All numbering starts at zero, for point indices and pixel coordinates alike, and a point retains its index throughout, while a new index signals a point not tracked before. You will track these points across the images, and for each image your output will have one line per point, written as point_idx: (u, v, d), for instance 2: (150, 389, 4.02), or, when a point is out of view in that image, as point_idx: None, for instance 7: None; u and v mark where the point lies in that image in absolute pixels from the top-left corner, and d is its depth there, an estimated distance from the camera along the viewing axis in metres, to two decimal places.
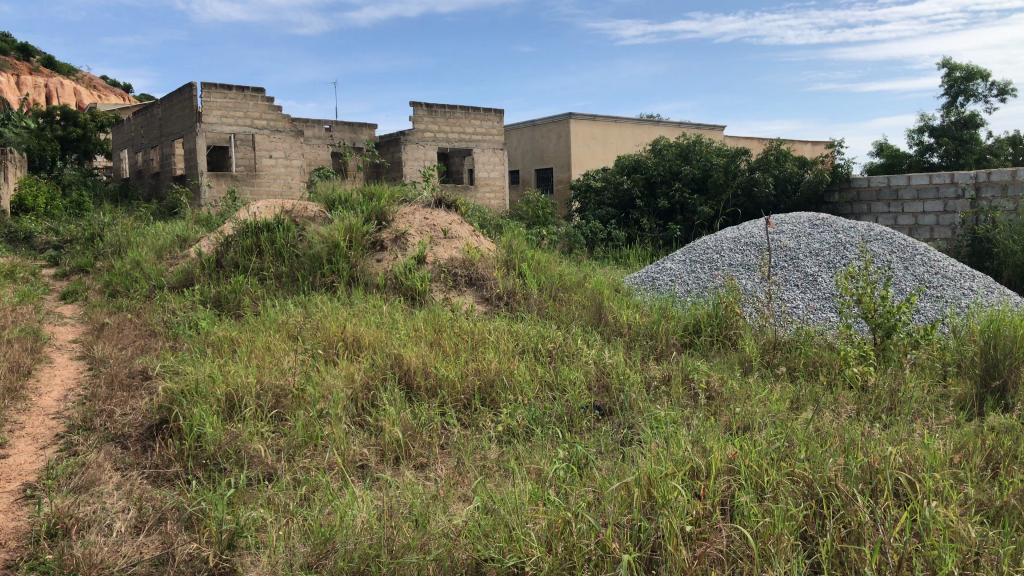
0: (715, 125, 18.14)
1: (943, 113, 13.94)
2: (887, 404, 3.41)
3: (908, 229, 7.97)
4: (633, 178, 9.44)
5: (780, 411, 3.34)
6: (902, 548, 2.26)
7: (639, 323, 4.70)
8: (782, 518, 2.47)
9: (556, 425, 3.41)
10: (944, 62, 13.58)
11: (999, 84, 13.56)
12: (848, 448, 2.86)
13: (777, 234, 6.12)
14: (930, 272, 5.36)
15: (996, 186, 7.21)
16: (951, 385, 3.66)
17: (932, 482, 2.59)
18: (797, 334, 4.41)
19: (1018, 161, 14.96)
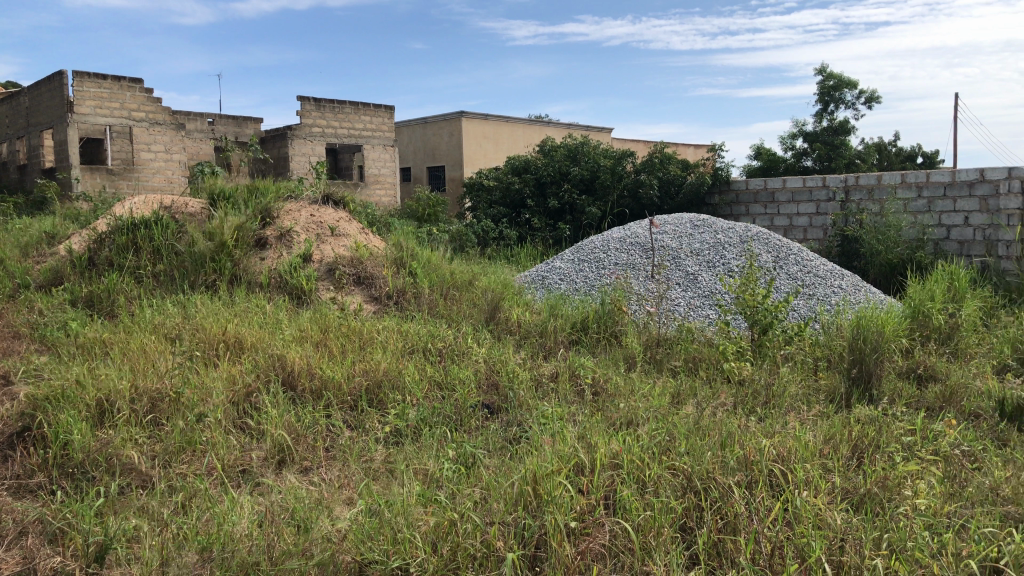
0: (603, 128, 18.52)
1: (816, 120, 14.61)
2: (763, 397, 3.53)
3: (783, 230, 8.26)
4: (524, 178, 9.51)
5: (661, 406, 3.43)
6: (774, 537, 2.35)
7: (527, 322, 4.73)
8: (661, 511, 2.54)
9: (444, 424, 3.39)
10: (816, 70, 14.24)
11: (866, 93, 14.33)
12: (726, 442, 2.96)
13: (661, 234, 6.27)
14: (803, 271, 5.61)
15: (864, 190, 7.58)
16: (822, 377, 3.83)
17: (803, 472, 2.71)
18: (679, 332, 4.53)
19: (883, 164, 15.84)
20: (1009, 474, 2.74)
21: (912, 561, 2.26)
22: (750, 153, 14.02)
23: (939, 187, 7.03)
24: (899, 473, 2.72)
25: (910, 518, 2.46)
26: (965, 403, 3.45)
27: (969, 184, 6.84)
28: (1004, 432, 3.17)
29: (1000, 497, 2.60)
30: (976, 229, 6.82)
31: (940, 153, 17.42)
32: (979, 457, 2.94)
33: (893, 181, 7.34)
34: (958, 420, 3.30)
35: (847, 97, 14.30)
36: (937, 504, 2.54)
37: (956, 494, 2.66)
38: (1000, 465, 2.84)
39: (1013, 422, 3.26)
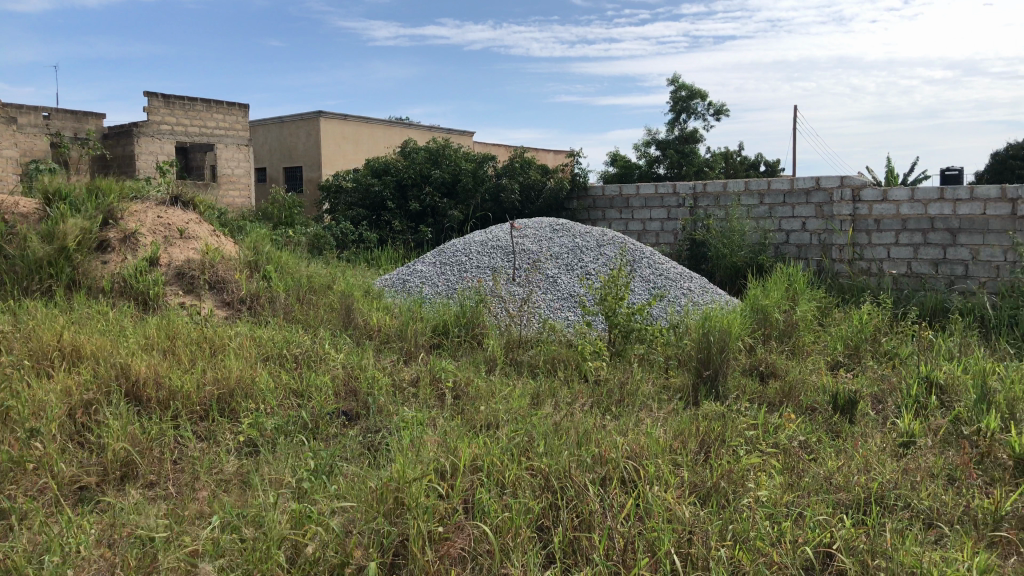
0: (464, 132, 18.62)
1: (668, 129, 15.18)
2: (617, 396, 3.64)
3: (637, 235, 8.44)
4: (384, 180, 9.35)
5: (521, 407, 3.47)
6: (627, 533, 2.43)
7: (388, 326, 4.68)
8: (519, 511, 2.57)
9: (300, 432, 3.31)
10: (669, 81, 14.80)
11: (715, 104, 15.02)
12: (582, 441, 3.03)
13: (521, 238, 6.33)
14: (656, 274, 5.81)
15: (711, 197, 7.84)
16: (673, 376, 3.97)
17: (654, 468, 2.81)
18: (539, 334, 4.58)
19: (729, 172, 16.68)
20: (840, 462, 2.93)
21: (755, 549, 2.38)
22: (606, 160, 14.41)
23: (779, 194, 7.35)
24: (742, 465, 2.85)
25: (753, 508, 2.59)
26: (802, 397, 3.66)
27: (806, 191, 7.18)
28: (836, 423, 3.39)
29: (832, 485, 2.78)
30: (813, 234, 7.16)
31: (778, 162, 18.57)
32: (814, 448, 3.13)
33: (737, 188, 7.64)
34: (796, 414, 3.50)
35: (696, 108, 14.95)
36: (776, 494, 2.68)
37: (794, 484, 2.81)
38: (832, 455, 3.03)
39: (843, 414, 3.49)
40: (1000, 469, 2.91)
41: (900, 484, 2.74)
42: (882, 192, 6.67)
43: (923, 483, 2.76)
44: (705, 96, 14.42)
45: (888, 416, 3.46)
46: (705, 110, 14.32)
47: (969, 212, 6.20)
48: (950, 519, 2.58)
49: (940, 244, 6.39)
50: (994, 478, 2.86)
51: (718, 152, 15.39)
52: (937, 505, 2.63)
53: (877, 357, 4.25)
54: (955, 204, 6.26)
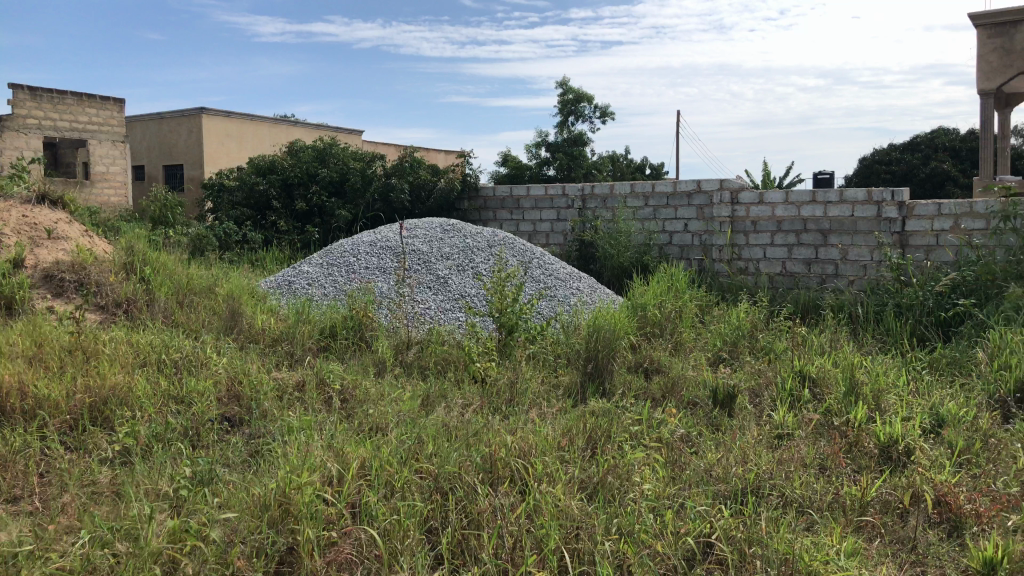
0: (353, 131, 18.37)
1: (557, 131, 15.38)
2: (507, 396, 3.66)
3: (527, 236, 8.48)
4: (269, 179, 9.10)
5: (410, 409, 3.44)
6: (516, 531, 2.44)
7: (274, 329, 4.56)
8: (407, 514, 2.54)
9: (179, 440, 3.18)
10: (556, 84, 14.98)
11: (601, 107, 15.32)
12: (470, 442, 3.03)
13: (411, 238, 6.27)
14: (546, 275, 5.87)
15: (599, 198, 7.97)
16: (562, 375, 4.01)
17: (542, 466, 2.84)
18: (428, 334, 4.55)
19: (616, 174, 17.03)
20: (720, 455, 3.03)
21: (639, 542, 2.44)
22: (496, 161, 14.48)
23: (663, 196, 7.53)
24: (627, 461, 2.92)
25: (637, 502, 2.65)
26: (684, 393, 3.77)
27: (688, 194, 7.38)
28: (716, 417, 3.51)
29: (712, 477, 2.87)
30: (694, 235, 7.35)
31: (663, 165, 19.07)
32: (695, 441, 3.23)
33: (623, 191, 7.79)
34: (678, 409, 3.61)
35: (584, 111, 15.21)
36: (660, 488, 2.75)
37: (677, 477, 2.89)
38: (712, 448, 3.14)
39: (723, 408, 3.62)
40: (867, 457, 3.07)
41: (776, 474, 2.85)
42: (759, 195, 6.92)
43: (797, 472, 2.88)
44: (592, 99, 14.68)
45: (764, 409, 3.60)
46: (590, 113, 14.56)
47: (839, 214, 6.52)
48: (820, 506, 2.71)
49: (812, 244, 6.68)
50: (861, 466, 3.01)
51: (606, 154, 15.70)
52: (810, 493, 2.75)
53: (754, 353, 4.42)
54: (825, 207, 6.57)
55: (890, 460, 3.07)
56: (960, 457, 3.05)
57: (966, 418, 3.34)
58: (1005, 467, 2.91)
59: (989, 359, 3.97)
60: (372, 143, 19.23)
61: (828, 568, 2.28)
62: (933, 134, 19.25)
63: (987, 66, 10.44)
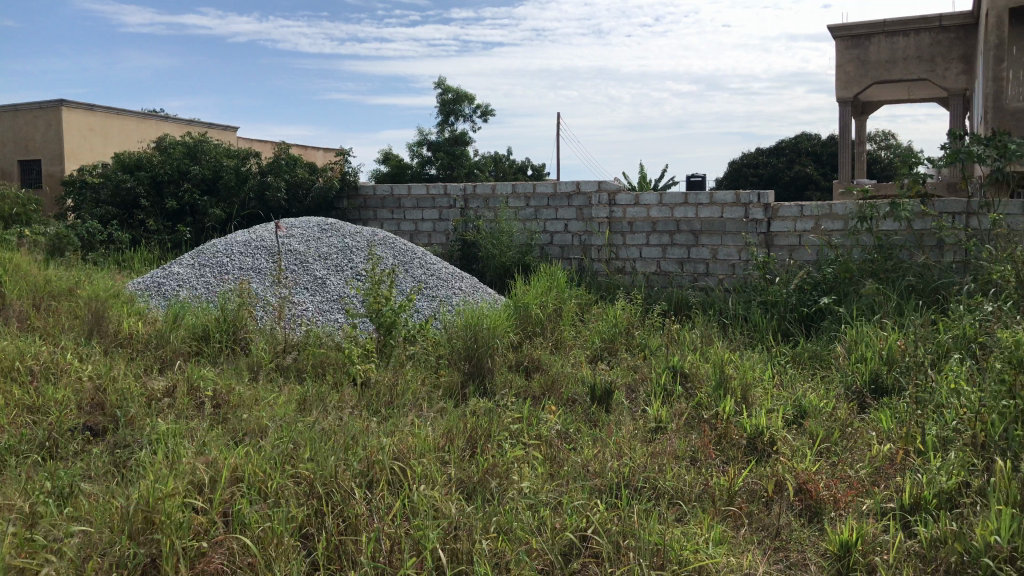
0: (226, 127, 17.79)
1: (437, 131, 15.32)
2: (387, 399, 3.62)
3: (408, 236, 8.40)
4: (136, 175, 8.68)
5: (286, 414, 3.35)
6: (393, 533, 2.42)
7: (142, 333, 4.35)
8: (282, 520, 2.48)
9: (35, 452, 3.00)
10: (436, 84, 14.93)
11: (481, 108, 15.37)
12: (348, 445, 2.97)
13: (287, 237, 6.12)
14: (426, 274, 5.84)
15: (480, 198, 7.98)
16: (443, 375, 4.00)
17: (420, 467, 2.82)
18: (306, 336, 4.44)
19: (497, 174, 17.14)
20: (596, 450, 3.09)
21: (516, 539, 2.45)
22: (377, 160, 14.30)
23: (543, 197, 7.61)
24: (506, 459, 2.94)
25: (515, 500, 2.67)
26: (563, 390, 3.83)
27: (568, 195, 7.48)
28: (594, 413, 3.58)
29: (589, 472, 2.92)
30: (574, 235, 7.46)
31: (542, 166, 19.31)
32: (573, 437, 3.28)
33: (504, 192, 7.82)
34: (557, 406, 3.66)
35: (464, 110, 15.20)
36: (538, 485, 2.78)
37: (554, 474, 2.93)
38: (589, 444, 3.20)
39: (601, 404, 3.70)
40: (735, 448, 3.20)
41: (649, 467, 2.93)
42: (635, 197, 7.10)
43: (669, 465, 2.98)
44: (472, 98, 14.71)
45: (640, 404, 3.69)
46: (470, 112, 14.54)
47: (710, 215, 6.76)
48: (690, 497, 2.80)
49: (685, 244, 6.89)
50: (730, 457, 3.13)
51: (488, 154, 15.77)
52: (681, 485, 2.84)
53: (630, 350, 4.54)
54: (697, 208, 6.82)
55: (756, 450, 3.20)
56: (820, 445, 3.22)
57: (826, 408, 3.52)
58: (861, 454, 3.08)
59: (846, 352, 4.20)
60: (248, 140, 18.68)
61: (697, 556, 2.36)
62: (796, 140, 20.24)
63: (846, 75, 11.08)
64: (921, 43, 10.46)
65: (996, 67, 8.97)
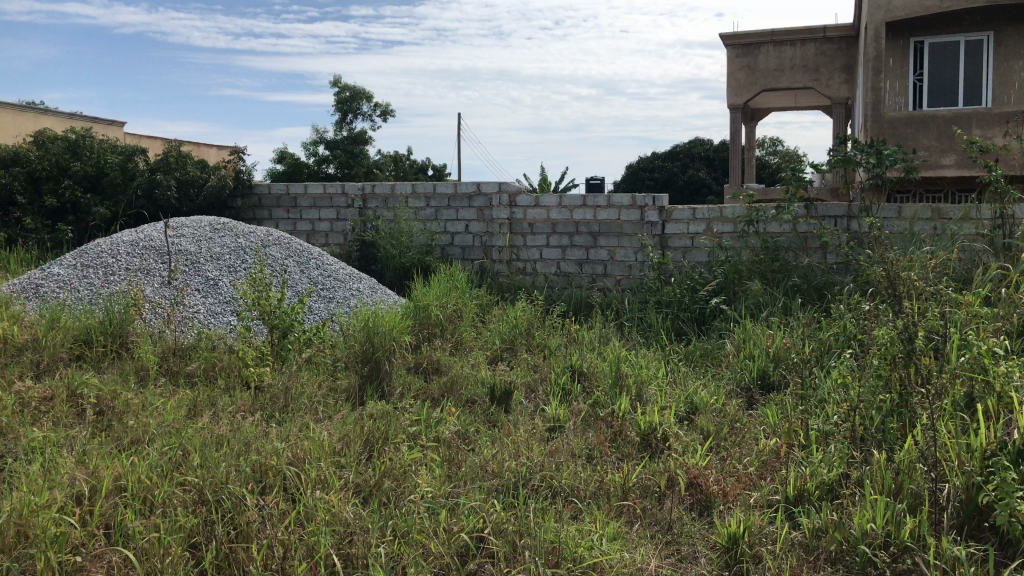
0: (112, 123, 17.07)
1: (335, 130, 15.08)
2: (282, 402, 3.55)
3: (306, 236, 8.23)
4: (12, 171, 8.22)
5: (174, 419, 3.24)
6: (286, 539, 2.36)
7: (18, 337, 4.13)
8: (168, 530, 2.39)
9: None
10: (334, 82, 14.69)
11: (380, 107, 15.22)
12: (239, 451, 2.90)
13: (177, 237, 5.91)
14: (322, 275, 5.74)
15: (379, 198, 7.90)
16: (340, 378, 3.94)
17: (315, 472, 2.77)
18: (197, 339, 4.30)
19: (397, 174, 17.01)
20: (494, 450, 3.10)
21: (413, 543, 2.43)
22: (273, 158, 13.96)
23: (443, 198, 7.58)
24: (404, 462, 2.92)
25: (412, 503, 2.64)
26: (462, 391, 3.83)
27: (468, 195, 7.47)
28: (493, 414, 3.59)
29: (487, 473, 2.93)
30: (475, 236, 7.47)
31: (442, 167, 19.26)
32: (471, 438, 3.29)
33: (404, 192, 7.77)
34: (456, 407, 3.65)
35: (362, 109, 15.02)
36: (436, 487, 2.76)
37: (452, 475, 2.93)
38: (487, 443, 3.21)
39: (500, 404, 3.72)
40: (629, 445, 3.26)
41: (546, 466, 2.97)
42: (535, 198, 7.16)
43: (566, 463, 3.02)
44: (371, 97, 14.54)
45: (538, 404, 3.73)
46: (370, 112, 14.34)
47: (607, 217, 6.89)
48: (585, 494, 2.84)
49: (584, 246, 7.00)
50: (624, 454, 3.19)
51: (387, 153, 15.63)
52: (577, 484, 2.87)
53: (530, 350, 4.57)
54: (595, 210, 6.93)
55: (649, 446, 3.27)
56: (710, 441, 3.32)
57: (716, 404, 3.64)
58: (749, 449, 3.19)
59: (735, 350, 4.35)
60: (136, 134, 17.98)
61: (591, 553, 2.40)
62: (690, 145, 20.82)
63: (736, 82, 11.38)
64: (807, 53, 11.00)
65: (875, 78, 9.46)
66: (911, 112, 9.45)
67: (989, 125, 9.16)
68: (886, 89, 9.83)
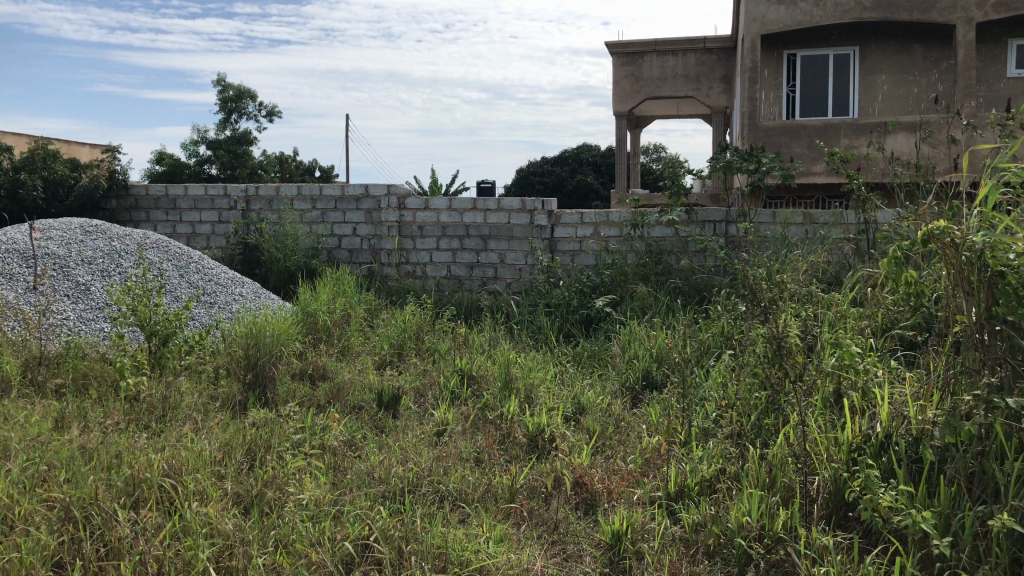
0: None
1: (218, 129, 14.62)
2: (158, 412, 3.42)
3: (186, 238, 7.94)
4: None
5: (39, 433, 3.06)
6: (161, 554, 2.27)
7: None
8: (31, 550, 2.26)
9: None
10: (216, 80, 14.24)
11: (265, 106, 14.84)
12: (111, 463, 2.77)
13: (43, 240, 5.59)
14: (203, 280, 5.56)
15: (264, 200, 7.70)
16: (221, 386, 3.82)
17: (193, 483, 2.67)
18: (66, 347, 4.09)
19: (283, 175, 16.63)
20: (381, 456, 3.07)
21: (296, 553, 2.37)
22: (151, 157, 13.41)
23: (330, 200, 7.46)
24: (288, 470, 2.85)
25: (295, 512, 2.58)
26: (349, 397, 3.77)
27: (356, 198, 7.37)
28: (380, 419, 3.55)
29: (373, 479, 2.90)
30: (363, 239, 7.37)
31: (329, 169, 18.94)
32: (357, 444, 3.24)
33: (290, 194, 7.60)
34: (343, 413, 3.60)
35: (247, 109, 14.62)
36: (320, 495, 2.71)
37: (338, 482, 2.88)
38: (374, 449, 3.17)
39: (388, 409, 3.68)
40: (517, 446, 3.28)
41: (433, 470, 2.96)
42: (425, 201, 7.12)
43: (454, 467, 3.01)
44: (256, 97, 14.18)
45: (426, 408, 3.72)
46: (255, 111, 13.99)
47: (497, 220, 6.93)
48: (472, 497, 2.84)
49: (474, 249, 7.02)
50: (512, 456, 3.21)
51: (272, 154, 15.26)
52: (464, 487, 2.88)
53: (419, 354, 4.54)
54: (485, 213, 6.96)
55: (537, 448, 3.30)
56: (596, 440, 3.39)
57: (602, 404, 3.72)
58: (632, 448, 3.27)
59: (621, 351, 4.45)
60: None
61: (477, 556, 2.40)
62: (578, 150, 21.18)
63: (622, 90, 11.61)
64: (688, 62, 11.40)
65: (752, 88, 9.86)
66: (785, 122, 9.87)
67: (855, 135, 9.62)
68: (762, 100, 10.38)
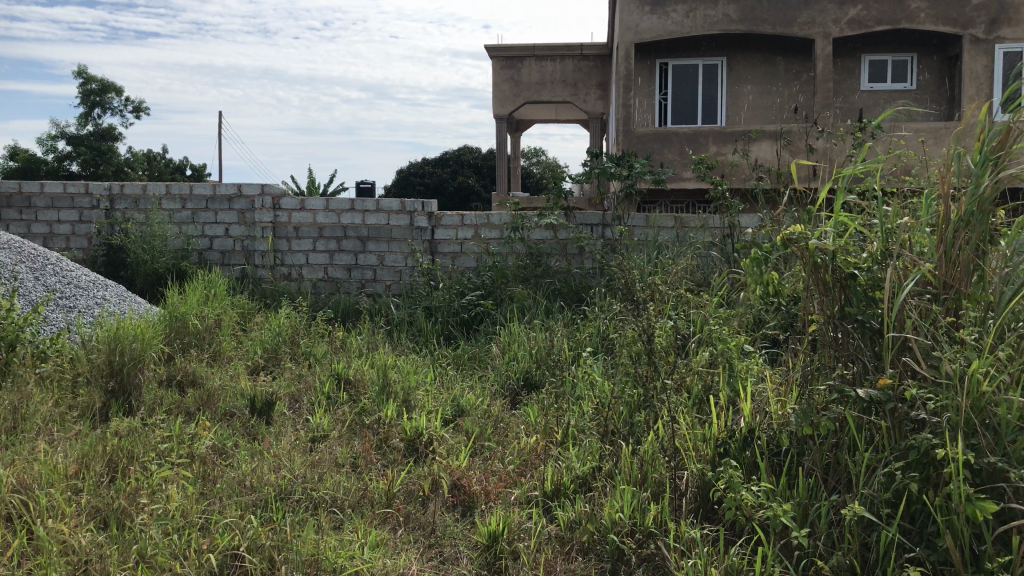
0: None
1: (79, 123, 13.88)
2: (8, 423, 3.22)
3: (43, 239, 7.50)
4: None
5: None
6: None
7: None
8: None
9: None
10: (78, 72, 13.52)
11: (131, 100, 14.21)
12: None
13: None
14: (60, 282, 5.27)
15: (129, 199, 7.36)
16: (79, 394, 3.63)
17: (46, 499, 2.54)
18: None
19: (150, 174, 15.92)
20: (253, 464, 2.98)
21: (159, 567, 2.28)
22: (4, 152, 12.61)
23: (201, 199, 7.20)
24: (152, 480, 2.73)
25: (158, 524, 2.48)
26: (219, 404, 3.65)
27: (228, 198, 7.14)
28: (254, 426, 3.46)
29: (244, 487, 2.82)
30: (236, 240, 7.14)
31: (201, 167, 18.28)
32: (228, 452, 3.15)
33: (157, 192, 7.28)
34: (213, 421, 3.47)
35: (111, 102, 13.95)
36: (186, 505, 2.61)
37: (206, 492, 2.78)
38: (246, 457, 3.08)
39: (261, 416, 3.59)
40: (394, 450, 3.26)
41: (307, 477, 2.90)
42: (300, 202, 6.97)
43: (329, 474, 2.96)
44: (122, 91, 13.57)
45: (301, 413, 3.64)
46: (120, 106, 13.39)
47: (376, 222, 6.86)
48: (347, 504, 2.79)
49: (352, 250, 6.92)
50: (390, 460, 3.19)
51: (139, 151, 14.64)
52: (338, 494, 2.82)
53: (294, 357, 4.45)
54: (363, 214, 6.88)
55: (415, 451, 3.29)
56: (474, 443, 3.40)
57: (481, 406, 3.73)
58: (510, 449, 3.30)
59: (500, 352, 4.48)
60: None
61: (351, 562, 2.36)
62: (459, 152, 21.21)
63: (502, 93, 11.67)
64: (567, 68, 11.59)
65: (627, 95, 10.13)
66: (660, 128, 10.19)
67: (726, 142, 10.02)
68: (637, 106, 10.69)
